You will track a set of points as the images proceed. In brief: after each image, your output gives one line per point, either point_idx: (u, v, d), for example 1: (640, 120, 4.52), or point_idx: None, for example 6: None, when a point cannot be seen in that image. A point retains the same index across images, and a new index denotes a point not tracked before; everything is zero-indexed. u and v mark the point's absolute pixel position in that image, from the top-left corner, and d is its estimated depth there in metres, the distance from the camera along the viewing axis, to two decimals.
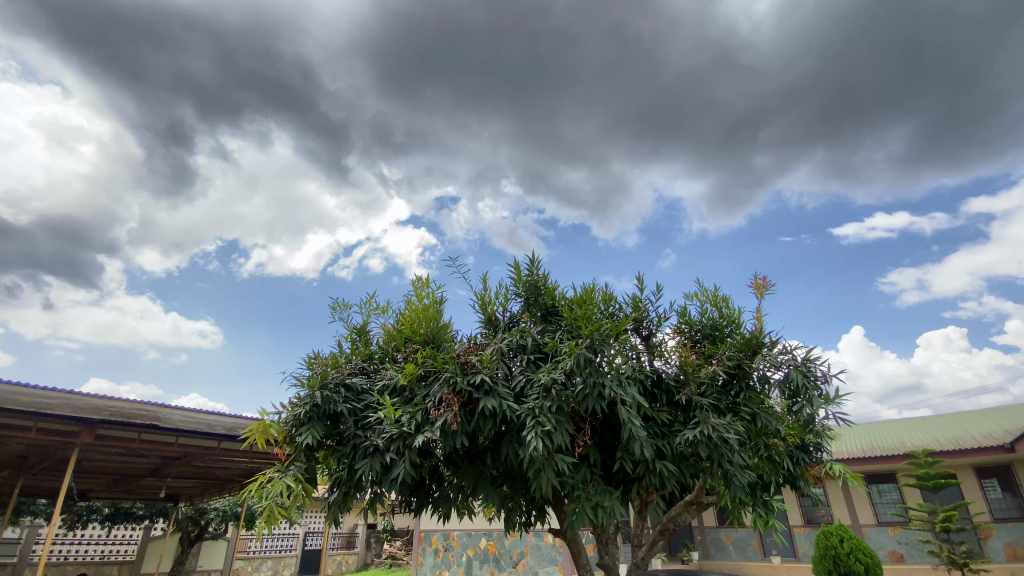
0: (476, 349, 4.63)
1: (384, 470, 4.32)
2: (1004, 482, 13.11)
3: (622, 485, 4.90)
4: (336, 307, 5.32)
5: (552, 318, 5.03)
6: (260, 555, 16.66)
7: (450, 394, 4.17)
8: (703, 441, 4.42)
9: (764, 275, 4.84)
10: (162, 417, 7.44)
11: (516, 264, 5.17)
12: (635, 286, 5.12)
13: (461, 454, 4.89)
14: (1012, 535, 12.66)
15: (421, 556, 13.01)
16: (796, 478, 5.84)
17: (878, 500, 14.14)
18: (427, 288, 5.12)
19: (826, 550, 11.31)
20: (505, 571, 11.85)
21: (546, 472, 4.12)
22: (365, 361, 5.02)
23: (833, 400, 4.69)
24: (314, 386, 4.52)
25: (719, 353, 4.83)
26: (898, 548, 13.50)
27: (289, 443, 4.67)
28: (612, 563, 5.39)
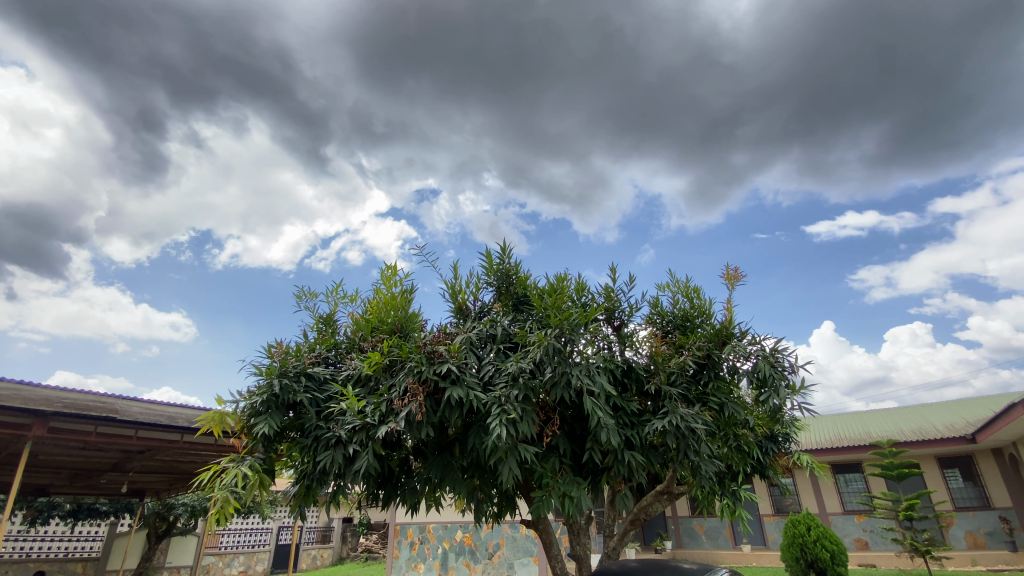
0: (445, 339, 4.53)
1: (347, 462, 4.19)
2: (966, 472, 13.59)
3: (591, 475, 4.87)
4: (302, 295, 5.14)
5: (523, 307, 4.94)
6: (231, 550, 16.29)
7: (414, 383, 4.06)
8: (671, 431, 4.39)
9: (735, 266, 4.84)
10: (120, 409, 7.12)
11: (488, 253, 5.07)
12: (608, 276, 5.08)
13: (429, 445, 4.79)
14: (972, 524, 13.15)
15: (397, 548, 12.88)
16: (766, 468, 5.88)
17: (845, 489, 14.55)
18: (396, 277, 4.98)
19: (793, 538, 11.57)
20: (482, 562, 11.81)
21: (511, 462, 4.05)
22: (329, 350, 4.84)
23: (800, 390, 4.70)
24: (273, 374, 4.35)
25: (690, 344, 4.82)
26: (863, 536, 13.92)
27: (248, 433, 4.50)
28: (583, 554, 5.37)
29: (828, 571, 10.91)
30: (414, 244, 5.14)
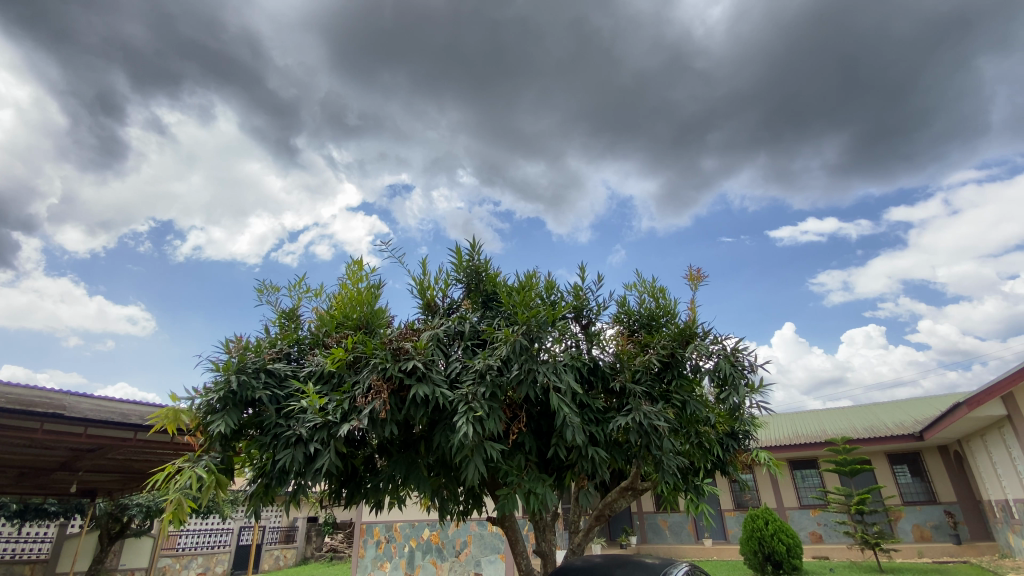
0: (412, 335, 4.49)
1: (308, 461, 4.10)
2: (914, 467, 14.29)
3: (556, 472, 4.91)
4: (263, 289, 5.00)
5: (492, 304, 4.92)
6: (189, 552, 15.73)
7: (379, 380, 4.00)
8: (635, 428, 4.46)
9: (698, 266, 4.94)
10: (68, 406, 6.78)
11: (458, 248, 5.03)
12: (577, 275, 5.13)
13: (394, 443, 4.74)
14: (919, 517, 13.83)
15: (362, 547, 12.71)
16: (726, 464, 6.02)
17: (801, 484, 15.11)
18: (362, 272, 4.89)
19: (752, 532, 11.91)
20: (448, 560, 11.75)
21: (477, 459, 4.04)
22: (291, 346, 4.73)
23: (758, 388, 4.83)
24: (231, 370, 4.21)
25: (655, 343, 4.91)
26: (817, 529, 14.49)
27: (204, 431, 4.36)
28: (548, 550, 5.40)
29: (784, 564, 11.33)
30: (381, 239, 5.06)
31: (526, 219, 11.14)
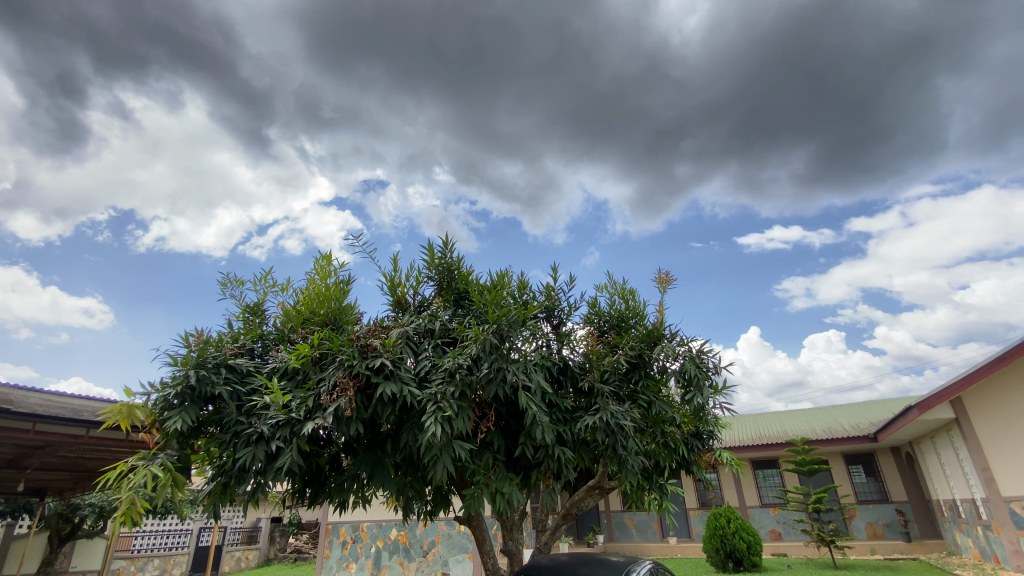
0: (380, 332, 4.42)
1: (270, 459, 4.00)
2: (868, 468, 14.88)
3: (523, 471, 4.92)
4: (227, 282, 4.86)
5: (464, 303, 4.90)
6: (145, 554, 15.08)
7: (344, 378, 3.92)
8: (602, 427, 4.52)
9: (667, 270, 5.04)
10: (14, 400, 6.41)
11: (430, 246, 4.99)
12: (549, 275, 5.16)
13: (361, 442, 4.67)
14: (872, 515, 14.41)
15: (328, 548, 12.51)
16: (690, 463, 6.11)
17: (763, 483, 15.56)
18: (331, 267, 4.80)
19: (715, 530, 12.19)
20: (416, 560, 11.65)
21: (444, 459, 4.01)
22: (255, 341, 4.61)
23: (721, 390, 4.95)
24: (189, 365, 4.07)
25: (623, 343, 4.99)
26: (777, 527, 14.94)
27: (160, 428, 4.21)
28: (515, 549, 5.42)
29: (744, 561, 11.63)
30: (352, 234, 4.99)
31: (502, 219, 11.13)
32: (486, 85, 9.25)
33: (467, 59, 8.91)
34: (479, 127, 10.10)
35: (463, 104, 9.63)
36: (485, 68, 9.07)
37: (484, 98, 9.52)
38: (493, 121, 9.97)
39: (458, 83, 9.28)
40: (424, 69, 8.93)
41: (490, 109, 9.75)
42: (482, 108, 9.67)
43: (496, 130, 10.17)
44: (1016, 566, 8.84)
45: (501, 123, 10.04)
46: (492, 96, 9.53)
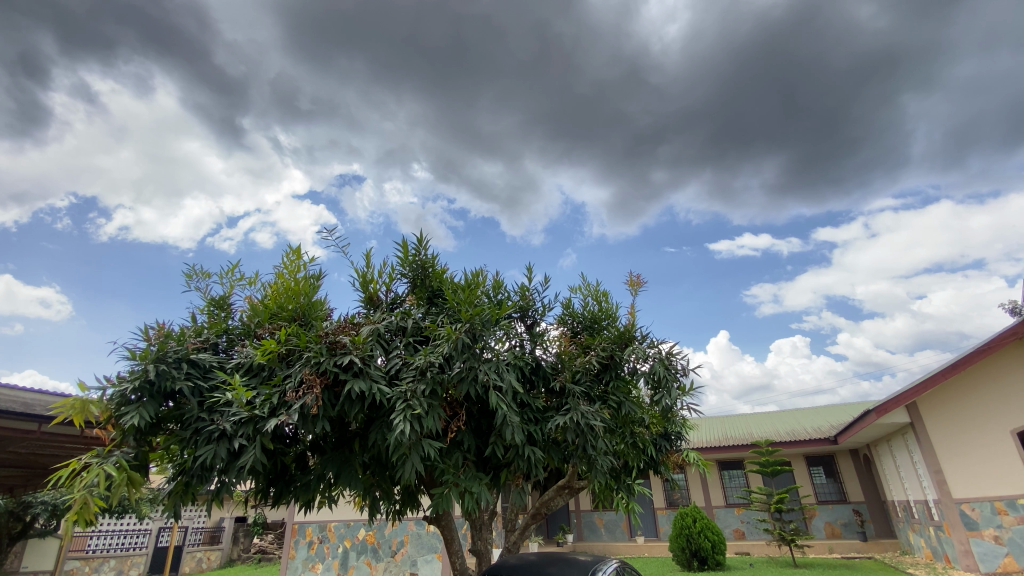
0: (350, 328, 4.36)
1: (232, 457, 3.90)
2: (828, 469, 15.40)
3: (493, 471, 4.91)
4: (191, 274, 4.71)
5: (437, 301, 4.86)
6: (100, 554, 14.44)
7: (311, 374, 3.85)
8: (572, 427, 4.54)
9: (639, 273, 5.11)
10: None
11: (404, 242, 4.93)
12: (524, 275, 5.18)
13: (328, 441, 4.59)
14: (831, 515, 14.91)
15: (294, 548, 12.27)
16: (658, 463, 6.18)
17: (728, 484, 15.94)
18: (301, 262, 4.71)
19: (681, 529, 12.40)
20: (384, 560, 11.51)
21: (413, 458, 3.97)
22: (219, 336, 4.49)
23: (688, 391, 5.04)
24: (149, 359, 3.92)
25: (595, 344, 5.04)
26: (740, 526, 15.31)
27: (115, 424, 4.06)
28: (483, 548, 5.42)
29: (708, 559, 11.88)
30: (324, 229, 4.89)
31: (480, 219, 11.13)
32: (467, 83, 9.23)
33: (450, 57, 8.88)
34: (459, 126, 10.05)
35: (444, 102, 9.57)
36: (467, 68, 9.06)
37: (465, 97, 9.50)
38: (473, 120, 9.95)
39: (440, 81, 9.21)
40: (405, 65, 8.86)
41: (470, 109, 9.74)
42: (463, 107, 9.64)
43: (477, 129, 10.17)
44: (966, 566, 9.29)
45: (481, 122, 10.04)
46: (472, 94, 9.51)
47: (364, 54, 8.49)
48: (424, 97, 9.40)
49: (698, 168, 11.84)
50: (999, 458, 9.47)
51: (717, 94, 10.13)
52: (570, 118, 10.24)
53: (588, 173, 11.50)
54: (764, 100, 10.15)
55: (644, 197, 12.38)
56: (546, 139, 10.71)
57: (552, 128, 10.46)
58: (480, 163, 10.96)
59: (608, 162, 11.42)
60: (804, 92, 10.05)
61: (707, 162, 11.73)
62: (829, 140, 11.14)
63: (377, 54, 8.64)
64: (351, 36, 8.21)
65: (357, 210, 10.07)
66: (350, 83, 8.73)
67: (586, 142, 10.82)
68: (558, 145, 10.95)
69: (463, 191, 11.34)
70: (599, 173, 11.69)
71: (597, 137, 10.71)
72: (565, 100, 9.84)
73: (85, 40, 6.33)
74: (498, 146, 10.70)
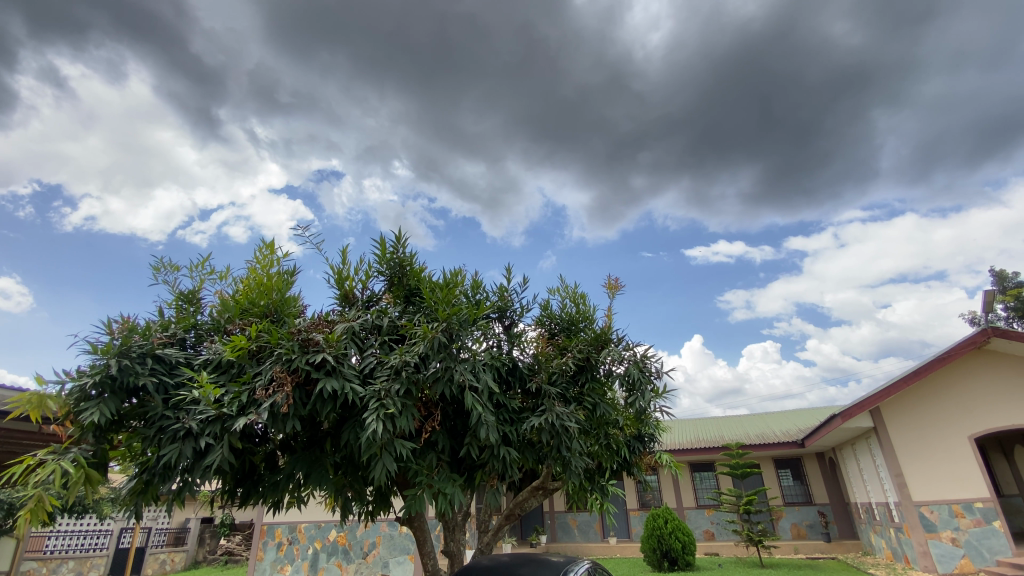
0: (324, 325, 4.29)
1: (198, 456, 3.79)
2: (795, 472, 15.81)
3: (467, 471, 4.88)
4: (159, 267, 4.56)
5: (414, 300, 4.81)
6: (59, 555, 13.75)
7: (282, 372, 3.77)
8: (547, 428, 4.54)
9: (617, 276, 5.16)
10: None
11: (382, 240, 4.87)
12: (503, 276, 5.18)
13: (299, 440, 4.51)
14: (797, 517, 15.30)
15: (262, 550, 12.00)
16: (631, 465, 6.21)
17: (699, 485, 16.20)
18: (274, 257, 4.61)
19: (652, 530, 12.55)
20: (355, 562, 11.36)
21: (385, 458, 3.92)
22: (187, 331, 4.35)
23: (662, 394, 5.10)
24: (111, 354, 3.78)
25: (572, 346, 5.08)
26: (710, 527, 15.60)
27: (74, 420, 3.91)
28: (456, 549, 5.38)
29: (678, 560, 12.05)
30: (299, 224, 4.79)
31: (461, 219, 11.10)
32: (451, 83, 9.18)
33: (434, 55, 8.82)
34: (442, 125, 9.98)
35: (427, 100, 9.50)
36: (451, 66, 9.01)
37: (448, 97, 9.44)
38: (456, 120, 9.90)
39: (423, 78, 9.13)
40: (389, 62, 8.79)
41: (454, 109, 9.69)
42: (446, 106, 9.58)
43: (460, 129, 10.12)
44: (924, 566, 9.62)
45: (464, 122, 9.99)
46: (456, 94, 9.46)
47: (347, 49, 8.36)
48: (408, 95, 9.32)
49: (677, 174, 12.03)
50: (958, 463, 9.85)
51: (698, 102, 10.32)
52: (553, 121, 10.30)
53: (570, 176, 11.59)
54: (742, 111, 10.36)
55: (624, 202, 12.51)
56: (529, 141, 10.74)
57: (535, 130, 10.50)
58: (462, 162, 10.90)
59: (590, 166, 11.51)
60: (780, 104, 10.30)
61: (686, 169, 11.92)
62: (803, 152, 11.45)
63: (361, 49, 8.52)
64: (334, 29, 8.06)
65: (335, 207, 9.93)
66: (332, 77, 8.57)
67: (569, 145, 10.88)
68: (540, 147, 11.00)
69: (444, 191, 11.28)
70: (580, 177, 11.78)
71: (579, 142, 10.79)
72: (550, 102, 9.88)
73: (53, 22, 6.05)
74: (481, 146, 10.67)
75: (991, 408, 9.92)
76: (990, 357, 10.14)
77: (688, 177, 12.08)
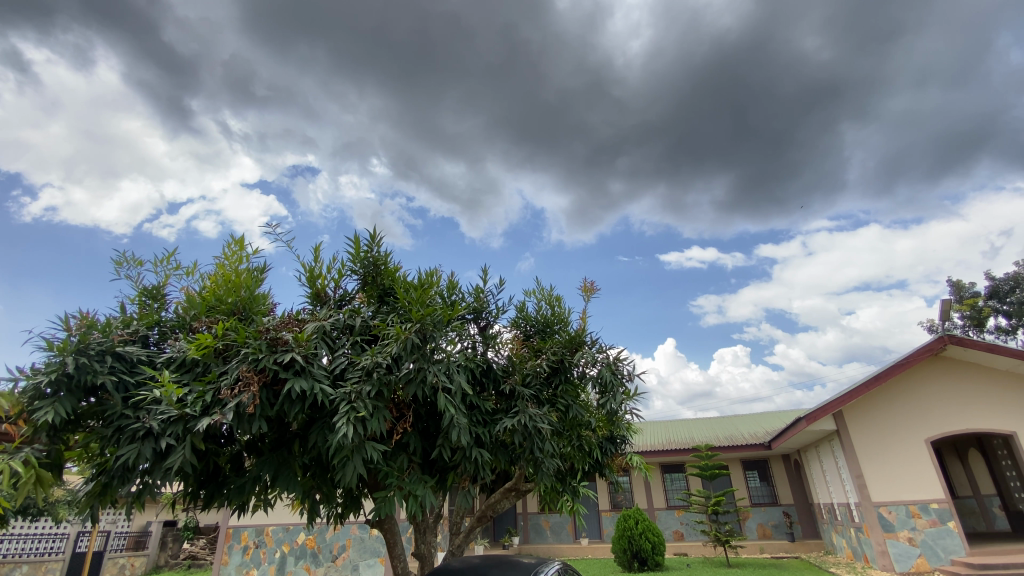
0: (294, 324, 4.21)
1: (159, 457, 3.67)
2: (762, 473, 16.21)
3: (439, 474, 4.86)
4: (122, 262, 4.41)
5: (388, 300, 4.76)
6: (12, 559, 13.04)
7: (249, 372, 3.68)
8: (520, 430, 4.54)
9: (592, 279, 5.21)
10: None
11: (356, 238, 4.80)
12: (479, 277, 5.17)
13: (266, 441, 4.41)
14: (763, 517, 15.68)
15: (226, 554, 11.64)
16: (604, 466, 6.26)
17: (670, 486, 16.45)
18: (244, 253, 4.50)
19: (623, 531, 12.69)
20: (323, 565, 11.18)
21: (355, 460, 3.87)
22: (150, 328, 4.22)
23: (634, 396, 5.18)
24: (68, 351, 3.63)
25: (547, 348, 5.11)
26: (680, 528, 15.85)
27: (26, 420, 3.73)
28: (427, 552, 5.34)
29: (648, 560, 12.20)
30: (270, 220, 4.69)
31: (439, 218, 11.04)
32: (433, 82, 9.13)
33: (416, 54, 8.77)
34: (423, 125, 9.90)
35: (408, 98, 9.42)
36: (432, 65, 8.97)
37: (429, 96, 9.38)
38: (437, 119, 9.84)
39: (404, 76, 9.05)
40: (370, 58, 8.69)
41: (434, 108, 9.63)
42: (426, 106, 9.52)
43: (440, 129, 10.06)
44: (882, 565, 9.95)
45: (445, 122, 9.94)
46: (437, 93, 9.41)
47: (327, 43, 8.23)
48: (388, 92, 9.23)
49: (654, 180, 12.22)
50: (915, 465, 10.25)
51: None
52: (533, 124, 10.38)
53: (548, 179, 11.67)
54: (718, 120, 10.62)
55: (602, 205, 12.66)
56: (509, 142, 10.77)
57: (516, 132, 10.52)
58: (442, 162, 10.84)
59: (568, 170, 11.62)
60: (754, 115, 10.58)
61: (663, 175, 12.12)
62: (775, 162, 11.76)
63: (340, 44, 8.39)
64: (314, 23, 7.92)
65: (310, 203, 9.77)
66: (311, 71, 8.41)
67: (549, 148, 10.95)
68: (521, 149, 11.04)
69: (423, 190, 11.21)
70: (559, 180, 11.88)
71: (559, 145, 10.88)
72: (531, 105, 9.94)
73: None
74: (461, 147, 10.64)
75: (946, 412, 10.38)
76: (948, 363, 10.59)
77: (665, 183, 12.28)
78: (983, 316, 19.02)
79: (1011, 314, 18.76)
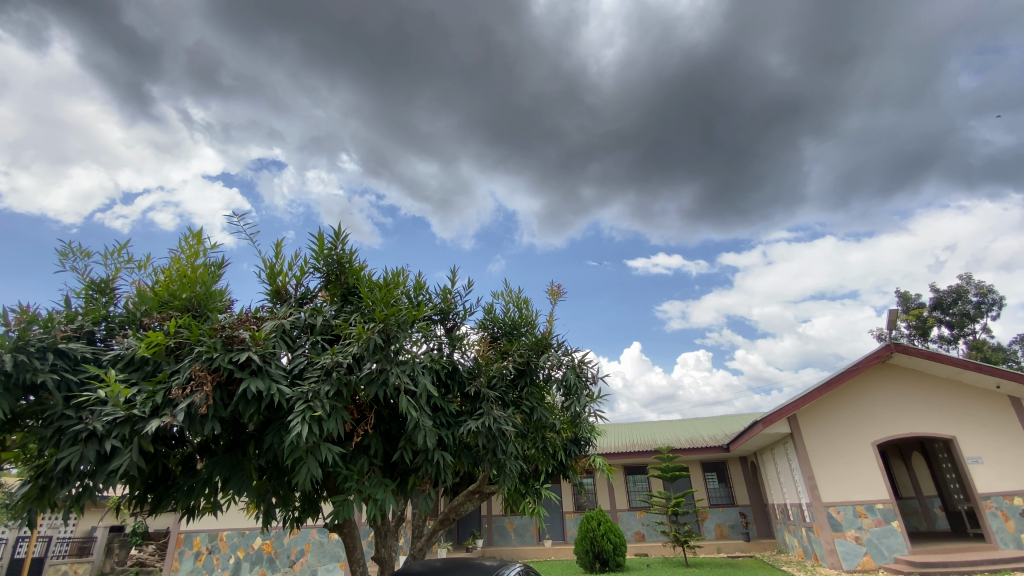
0: (252, 323, 4.09)
1: (103, 460, 3.50)
2: (720, 475, 16.67)
3: (400, 476, 4.80)
4: (68, 253, 4.19)
5: (352, 299, 4.68)
6: None
7: (201, 371, 3.55)
8: (483, 432, 4.53)
9: (559, 283, 5.25)
10: None
11: (320, 235, 4.68)
12: (447, 278, 5.14)
13: (220, 442, 4.27)
14: (721, 517, 16.12)
15: (176, 561, 11.14)
16: (567, 468, 6.32)
17: (632, 488, 16.73)
18: (201, 247, 4.35)
19: (586, 533, 12.81)
20: (281, 571, 10.89)
21: (311, 462, 3.78)
22: (97, 324, 4.03)
23: (598, 398, 5.25)
24: (5, 347, 3.42)
25: (513, 350, 5.12)
26: (641, 528, 16.15)
27: None
28: (387, 556, 5.27)
29: (609, 561, 12.36)
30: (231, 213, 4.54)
31: None
32: None
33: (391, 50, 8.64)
34: None
35: None
36: None
37: None
38: None
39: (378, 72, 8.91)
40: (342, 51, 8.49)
41: None
42: None
43: None
44: (830, 563, 10.36)
45: None
46: None
47: None
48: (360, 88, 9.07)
49: None
50: (862, 467, 10.74)
51: None
52: None
53: None
54: None
55: None
56: None
57: None
58: None
59: None
60: None
61: None
62: None
63: None
64: None
65: None
66: None
67: None
68: None
69: None
70: None
71: None
72: None
73: None
74: None
75: (892, 417, 10.91)
76: (896, 370, 11.14)
77: None
78: (927, 326, 20.14)
79: (953, 324, 19.96)
